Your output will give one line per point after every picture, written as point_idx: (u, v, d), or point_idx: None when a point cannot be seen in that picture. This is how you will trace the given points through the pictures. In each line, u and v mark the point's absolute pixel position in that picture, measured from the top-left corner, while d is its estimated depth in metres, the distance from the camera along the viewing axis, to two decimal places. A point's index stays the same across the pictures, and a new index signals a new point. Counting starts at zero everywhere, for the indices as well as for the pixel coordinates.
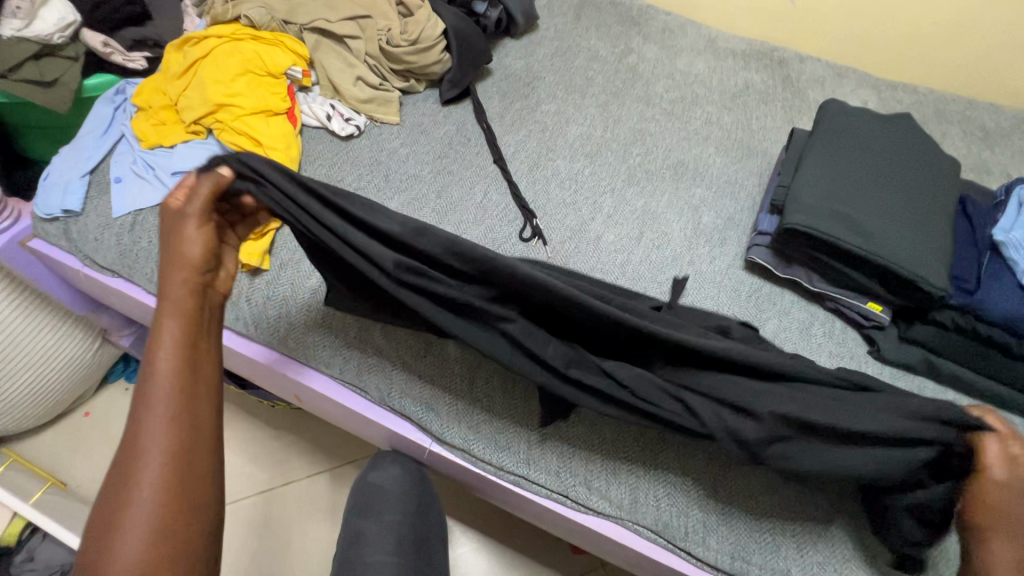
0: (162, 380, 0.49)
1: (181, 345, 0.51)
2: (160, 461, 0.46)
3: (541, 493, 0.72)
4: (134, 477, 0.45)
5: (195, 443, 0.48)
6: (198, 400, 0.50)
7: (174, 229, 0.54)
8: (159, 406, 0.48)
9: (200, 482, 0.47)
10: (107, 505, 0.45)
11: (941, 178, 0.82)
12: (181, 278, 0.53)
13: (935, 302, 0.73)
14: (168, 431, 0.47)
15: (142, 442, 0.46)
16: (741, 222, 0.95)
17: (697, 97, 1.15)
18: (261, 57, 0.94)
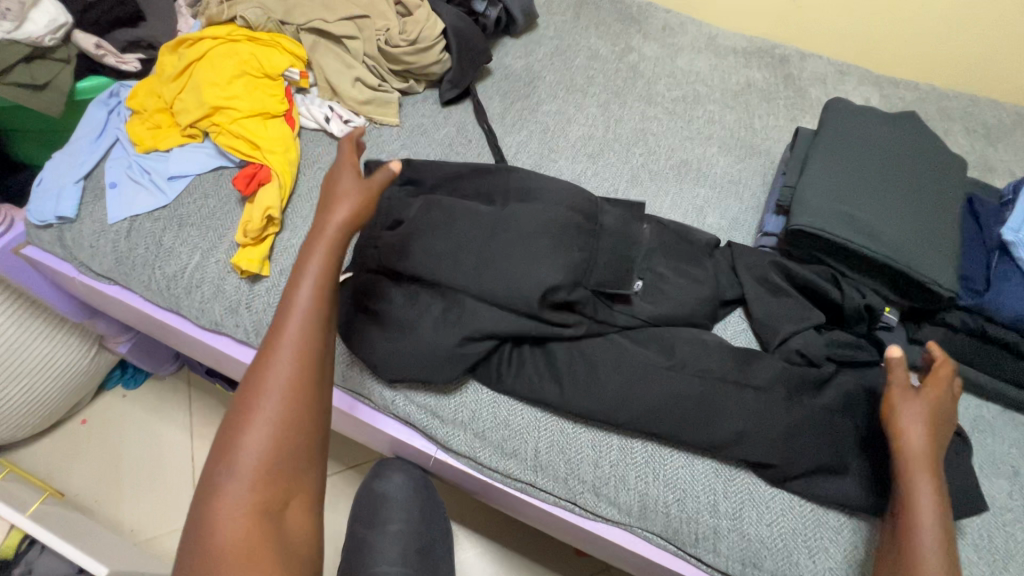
0: (298, 321, 0.56)
1: (316, 292, 0.57)
2: (282, 392, 0.53)
3: (548, 499, 0.72)
4: (262, 397, 0.53)
5: (315, 392, 0.55)
6: (324, 349, 0.57)
7: (330, 198, 0.63)
8: (291, 353, 0.55)
9: (311, 423, 0.54)
10: (239, 413, 0.53)
11: (949, 177, 0.81)
12: (325, 236, 0.60)
13: (945, 303, 0.73)
14: (295, 367, 0.54)
15: (272, 370, 0.54)
16: (746, 222, 0.94)
17: (699, 96, 1.14)
18: (257, 58, 0.93)
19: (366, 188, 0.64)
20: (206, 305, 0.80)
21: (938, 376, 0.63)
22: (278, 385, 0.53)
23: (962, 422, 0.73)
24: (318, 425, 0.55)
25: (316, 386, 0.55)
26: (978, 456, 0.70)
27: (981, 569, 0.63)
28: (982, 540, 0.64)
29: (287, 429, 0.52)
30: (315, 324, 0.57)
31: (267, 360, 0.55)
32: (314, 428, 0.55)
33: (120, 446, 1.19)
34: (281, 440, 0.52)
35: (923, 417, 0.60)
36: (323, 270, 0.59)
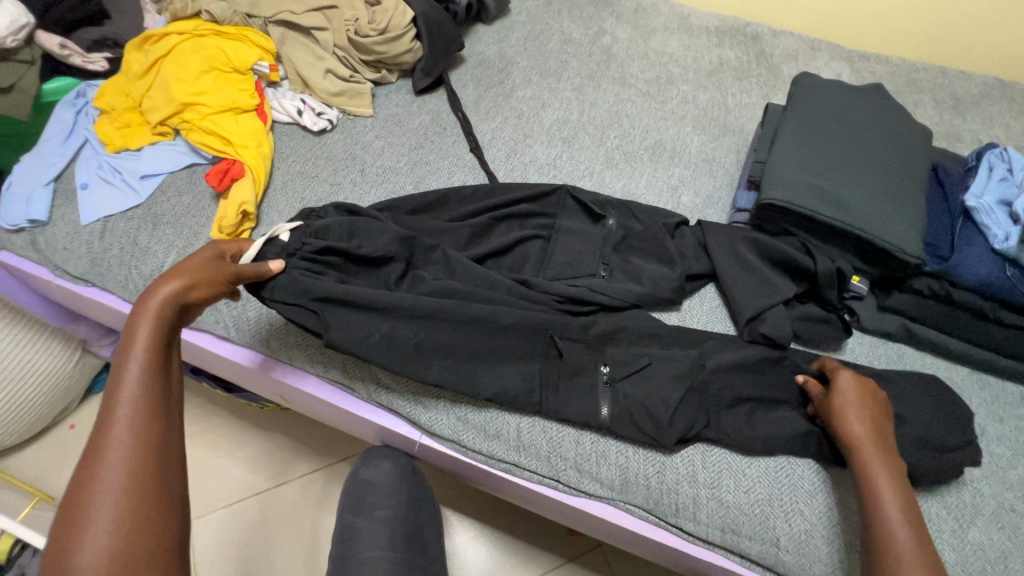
0: (124, 407, 0.51)
1: (148, 370, 0.53)
2: (118, 491, 0.47)
3: (532, 478, 0.73)
4: (97, 484, 0.47)
5: (159, 459, 0.50)
6: (165, 429, 0.52)
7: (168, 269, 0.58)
8: (123, 427, 0.50)
9: (166, 504, 0.49)
10: (70, 506, 0.47)
11: (914, 147, 0.83)
12: (149, 310, 0.55)
13: (912, 269, 0.75)
14: (134, 447, 0.49)
15: (99, 473, 0.48)
16: (720, 200, 0.96)
17: (673, 76, 1.15)
18: (226, 53, 0.92)
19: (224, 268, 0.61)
20: None
21: (838, 367, 0.68)
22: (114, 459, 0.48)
23: None
24: (172, 489, 0.50)
25: (158, 452, 0.50)
26: None
27: (950, 524, 0.65)
28: (951, 497, 0.67)
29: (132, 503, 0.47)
30: (147, 394, 0.52)
31: (92, 459, 0.49)
32: (171, 501, 0.50)
33: None
34: (125, 518, 0.46)
35: (850, 404, 0.63)
36: (152, 346, 0.54)
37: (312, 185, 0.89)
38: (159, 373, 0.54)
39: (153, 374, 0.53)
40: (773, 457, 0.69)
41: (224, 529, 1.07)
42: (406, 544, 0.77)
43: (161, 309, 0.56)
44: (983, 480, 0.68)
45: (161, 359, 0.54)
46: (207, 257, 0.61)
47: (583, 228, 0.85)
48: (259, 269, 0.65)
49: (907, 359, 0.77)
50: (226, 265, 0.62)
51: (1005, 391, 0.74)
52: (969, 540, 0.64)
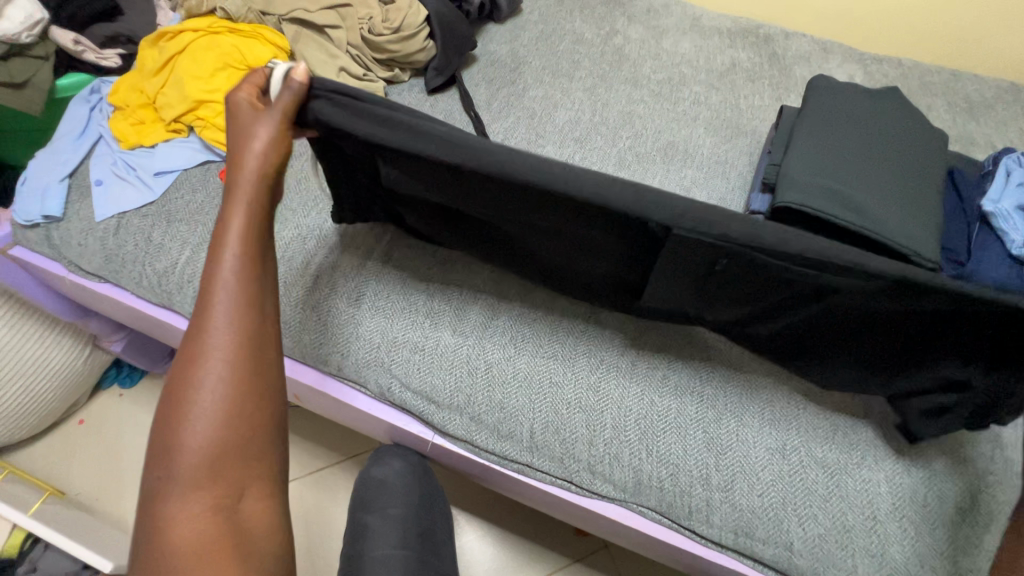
0: (225, 285, 0.49)
1: (243, 243, 0.51)
2: (218, 365, 0.46)
3: (544, 479, 0.73)
4: (204, 358, 0.47)
5: (259, 341, 0.49)
6: (263, 308, 0.50)
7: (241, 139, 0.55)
8: (224, 303, 0.48)
9: (267, 388, 0.48)
10: (179, 380, 0.47)
11: (931, 151, 0.82)
12: (241, 190, 0.53)
13: None
14: (235, 326, 0.48)
15: (204, 348, 0.47)
16: (733, 202, 0.95)
17: (685, 77, 1.15)
18: (240, 50, 0.91)
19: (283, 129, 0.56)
20: None
21: None
22: (218, 333, 0.47)
23: None
24: (273, 373, 0.49)
25: (258, 333, 0.49)
26: None
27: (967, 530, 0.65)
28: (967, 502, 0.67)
29: (235, 383, 0.47)
30: (244, 275, 0.50)
31: (196, 332, 0.48)
32: (272, 385, 0.49)
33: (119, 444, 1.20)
34: (230, 397, 0.46)
35: None
36: (245, 224, 0.52)
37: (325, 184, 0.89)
38: (257, 253, 0.52)
39: (250, 250, 0.51)
40: (787, 461, 0.69)
41: None
42: (418, 542, 0.78)
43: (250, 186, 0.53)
44: (999, 486, 0.68)
45: (258, 237, 0.52)
46: (266, 121, 0.56)
47: None
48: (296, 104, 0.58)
49: None
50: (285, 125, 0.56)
51: None
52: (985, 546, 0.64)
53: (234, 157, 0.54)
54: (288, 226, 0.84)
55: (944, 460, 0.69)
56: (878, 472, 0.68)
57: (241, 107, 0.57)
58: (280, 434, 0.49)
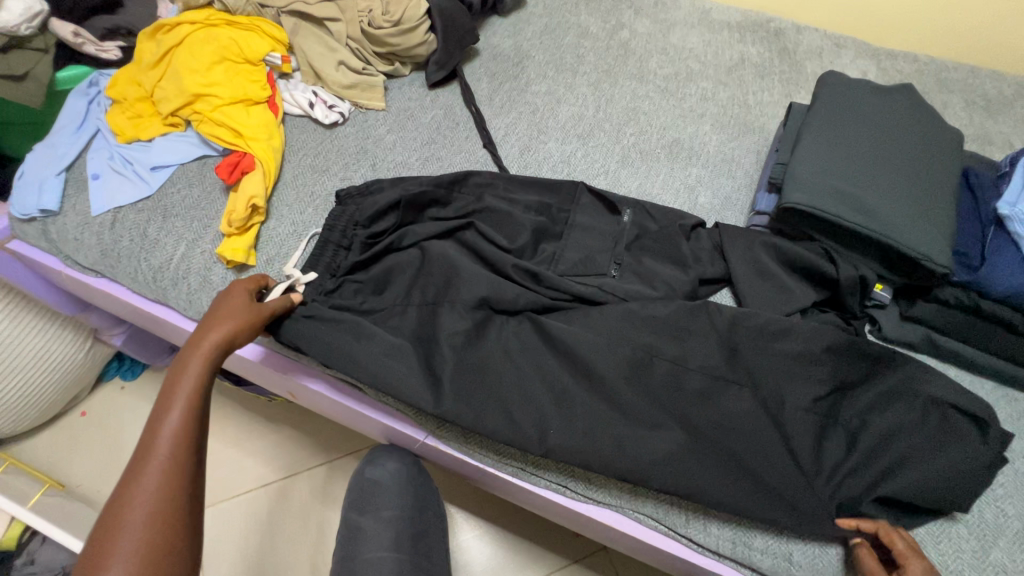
0: (165, 443, 0.52)
1: (185, 414, 0.54)
2: (139, 536, 0.47)
3: (539, 483, 0.72)
4: (125, 518, 0.47)
5: (183, 499, 0.50)
6: (196, 470, 0.52)
7: (215, 311, 0.62)
8: (156, 465, 0.50)
9: (183, 547, 0.49)
10: (97, 539, 0.47)
11: (945, 151, 0.79)
12: (199, 352, 0.58)
13: (939, 279, 0.72)
14: (162, 485, 0.49)
15: (120, 532, 0.47)
16: (739, 201, 0.93)
17: (692, 73, 1.12)
18: (238, 43, 0.90)
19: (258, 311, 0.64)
20: (193, 296, 0.78)
21: None
22: (145, 491, 0.49)
23: None
24: (191, 535, 0.50)
25: (184, 492, 0.50)
26: None
27: (972, 544, 0.64)
28: (974, 515, 0.66)
29: (153, 541, 0.47)
30: (183, 434, 0.53)
31: (117, 508, 0.48)
32: (187, 545, 0.49)
33: (120, 437, 1.21)
34: (144, 558, 0.46)
35: None
36: (194, 387, 0.56)
37: (323, 179, 0.88)
38: (201, 415, 0.55)
39: (193, 418, 0.54)
40: None
41: (232, 521, 1.08)
42: (411, 544, 0.77)
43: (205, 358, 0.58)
44: (1007, 499, 0.66)
45: (204, 402, 0.56)
46: (248, 302, 0.64)
47: (596, 226, 0.83)
48: (283, 304, 0.69)
49: None
50: (261, 309, 0.65)
51: None
52: (990, 560, 0.63)
53: (200, 328, 0.60)
54: (284, 222, 0.83)
55: None
56: None
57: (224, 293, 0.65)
58: None
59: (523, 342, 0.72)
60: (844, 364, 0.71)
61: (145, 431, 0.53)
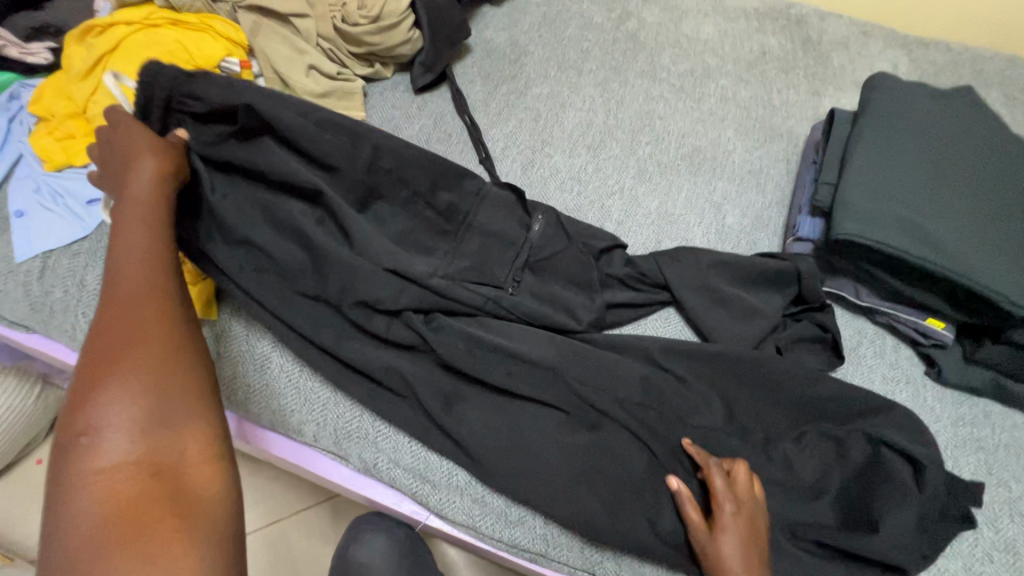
0: (123, 295, 0.51)
1: (139, 262, 0.53)
2: (138, 373, 0.47)
3: (561, 569, 0.61)
4: (107, 363, 0.47)
5: (165, 336, 0.50)
6: (170, 311, 0.52)
7: (121, 169, 0.58)
8: (124, 312, 0.50)
9: (180, 380, 0.49)
10: (81, 395, 0.47)
11: (1016, 165, 0.69)
12: (128, 201, 0.56)
13: (1011, 321, 0.63)
14: (135, 326, 0.49)
15: (100, 380, 0.46)
16: (771, 221, 0.82)
17: (709, 68, 1.00)
18: (186, 47, 0.76)
19: (160, 145, 0.59)
20: None
21: None
22: (120, 334, 0.49)
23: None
24: (191, 362, 0.50)
25: (163, 331, 0.50)
26: None
27: None
28: None
29: (143, 374, 0.47)
30: (139, 279, 0.52)
31: (92, 363, 0.48)
32: (187, 372, 0.50)
33: None
34: (140, 390, 0.47)
35: None
36: (143, 240, 0.54)
37: None
38: (159, 263, 0.53)
39: (153, 268, 0.53)
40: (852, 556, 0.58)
41: None
42: None
43: (139, 208, 0.56)
44: None
45: (159, 250, 0.54)
46: (148, 138, 0.59)
47: (616, 259, 0.73)
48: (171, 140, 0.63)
49: (996, 420, 0.67)
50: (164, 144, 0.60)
51: None
52: None
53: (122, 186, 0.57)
54: None
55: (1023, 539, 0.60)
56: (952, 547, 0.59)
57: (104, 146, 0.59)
58: (207, 420, 0.49)
59: (537, 407, 0.62)
60: (907, 422, 0.62)
61: (104, 291, 0.52)
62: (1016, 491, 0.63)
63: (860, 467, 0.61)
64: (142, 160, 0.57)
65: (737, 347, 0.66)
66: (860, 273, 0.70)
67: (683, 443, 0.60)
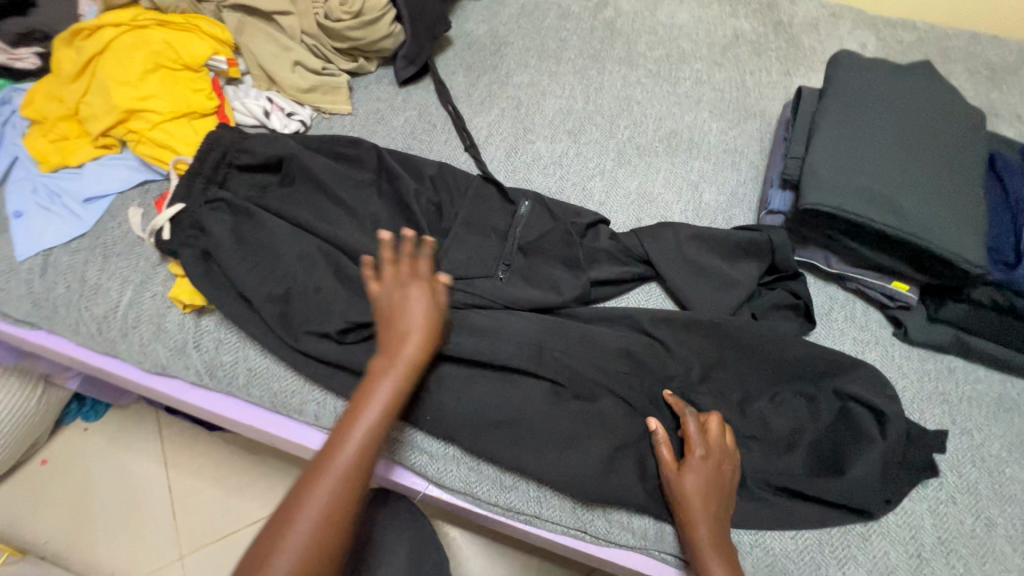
0: (349, 451, 0.51)
1: (371, 433, 0.52)
2: (316, 525, 0.47)
3: (555, 530, 0.65)
4: (302, 511, 0.48)
5: (351, 508, 0.50)
6: (364, 480, 0.51)
7: (399, 298, 0.58)
8: (340, 473, 0.50)
9: (334, 549, 0.48)
10: (277, 523, 0.48)
11: (971, 133, 0.73)
12: (395, 369, 0.55)
13: (972, 279, 0.67)
14: (341, 489, 0.50)
15: (294, 526, 0.47)
16: (746, 196, 0.86)
17: (685, 53, 1.04)
18: (174, 47, 0.78)
19: (436, 317, 0.59)
20: (148, 348, 0.69)
21: None
22: (325, 489, 0.49)
23: (987, 402, 0.69)
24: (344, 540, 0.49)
25: (353, 507, 0.50)
26: (1007, 439, 0.67)
27: (1018, 562, 0.60)
28: (1016, 530, 0.62)
29: (318, 541, 0.47)
30: (365, 446, 0.52)
31: (297, 498, 0.49)
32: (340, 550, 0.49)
33: (88, 485, 1.11)
34: (311, 555, 0.47)
35: None
36: (382, 411, 0.54)
37: None
38: (379, 438, 0.53)
39: (373, 436, 0.53)
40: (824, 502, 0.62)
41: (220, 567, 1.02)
42: None
43: (397, 386, 0.55)
44: None
45: (384, 428, 0.54)
46: (426, 299, 0.59)
47: (600, 234, 0.76)
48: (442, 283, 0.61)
49: (959, 374, 0.71)
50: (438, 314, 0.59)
51: None
52: None
53: (383, 341, 0.57)
54: None
55: (983, 481, 0.65)
56: (917, 490, 0.64)
57: (387, 273, 0.60)
58: None
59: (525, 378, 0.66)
60: (873, 378, 0.66)
61: (334, 431, 0.53)
62: (977, 438, 0.67)
63: (830, 421, 0.65)
64: (422, 327, 0.57)
65: (716, 314, 0.69)
66: (828, 242, 0.73)
67: (665, 392, 0.65)
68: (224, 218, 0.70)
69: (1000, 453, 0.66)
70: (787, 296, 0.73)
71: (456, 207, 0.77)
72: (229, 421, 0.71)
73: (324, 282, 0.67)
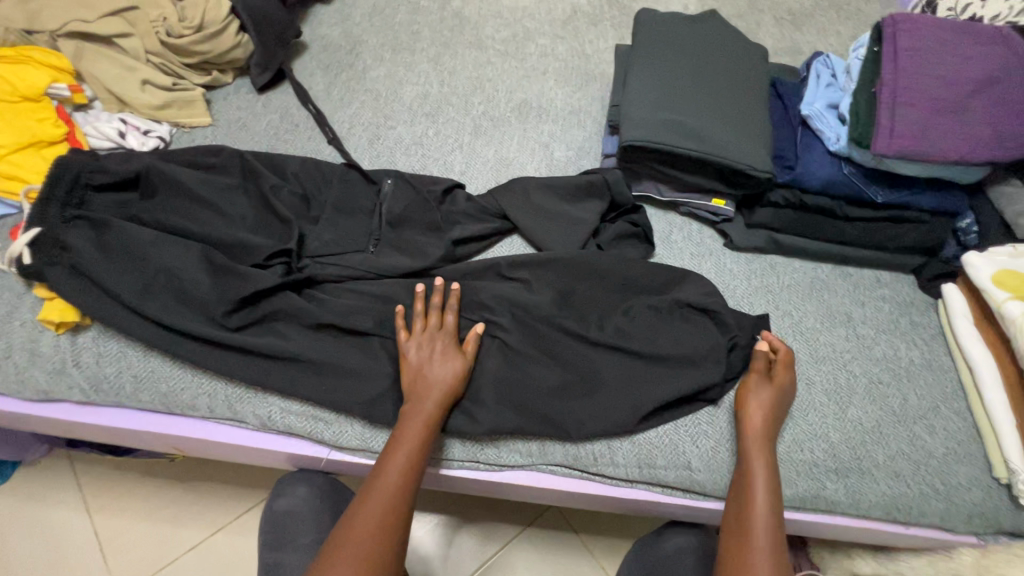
0: (390, 482, 0.62)
1: (405, 469, 0.63)
2: (367, 548, 0.58)
3: (452, 465, 0.71)
4: (353, 536, 0.59)
5: (396, 534, 0.60)
6: (406, 509, 0.62)
7: (433, 351, 0.69)
8: (381, 500, 0.61)
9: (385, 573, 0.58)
10: (332, 545, 0.59)
11: (753, 65, 0.86)
12: (421, 412, 0.65)
13: (767, 184, 0.79)
14: (384, 517, 0.60)
15: (343, 548, 0.58)
16: (592, 147, 0.96)
17: (529, 31, 1.13)
18: (9, 79, 0.78)
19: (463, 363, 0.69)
20: (26, 374, 0.69)
21: None
22: (370, 516, 0.60)
23: (801, 287, 0.82)
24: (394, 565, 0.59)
25: (396, 530, 0.60)
26: (818, 313, 0.80)
27: (830, 407, 0.73)
28: (830, 383, 0.74)
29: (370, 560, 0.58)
30: (403, 478, 0.62)
31: (349, 525, 0.60)
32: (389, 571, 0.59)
33: (3, 547, 1.06)
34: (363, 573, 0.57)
35: None
36: (413, 446, 0.64)
37: None
38: (415, 474, 0.63)
39: (409, 470, 0.63)
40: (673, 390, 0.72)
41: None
42: None
43: (425, 426, 0.65)
44: (854, 363, 0.76)
45: (418, 465, 0.64)
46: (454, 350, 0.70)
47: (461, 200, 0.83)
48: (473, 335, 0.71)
49: (778, 267, 0.83)
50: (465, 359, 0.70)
51: (862, 278, 0.83)
52: (849, 417, 0.72)
53: (428, 382, 0.67)
54: None
55: (803, 350, 0.77)
56: None
57: (417, 326, 0.70)
58: None
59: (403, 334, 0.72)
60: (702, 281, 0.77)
61: (373, 469, 0.64)
62: (796, 317, 0.79)
63: (673, 324, 0.75)
64: (443, 378, 0.67)
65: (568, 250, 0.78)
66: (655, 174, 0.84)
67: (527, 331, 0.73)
68: (83, 234, 0.71)
69: (814, 325, 0.79)
70: (629, 226, 0.83)
71: (323, 194, 0.82)
72: (126, 432, 0.73)
73: (195, 279, 0.70)
